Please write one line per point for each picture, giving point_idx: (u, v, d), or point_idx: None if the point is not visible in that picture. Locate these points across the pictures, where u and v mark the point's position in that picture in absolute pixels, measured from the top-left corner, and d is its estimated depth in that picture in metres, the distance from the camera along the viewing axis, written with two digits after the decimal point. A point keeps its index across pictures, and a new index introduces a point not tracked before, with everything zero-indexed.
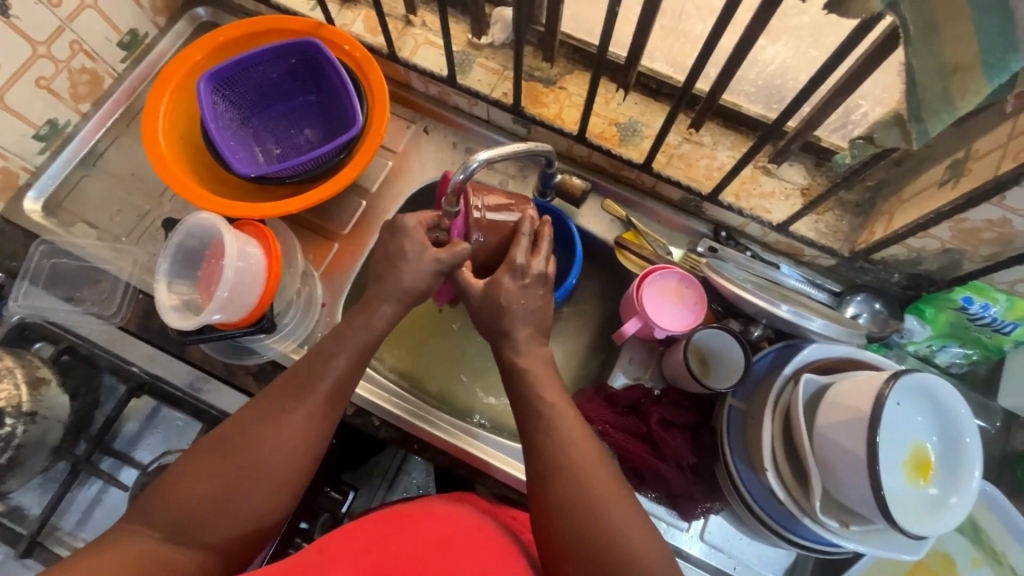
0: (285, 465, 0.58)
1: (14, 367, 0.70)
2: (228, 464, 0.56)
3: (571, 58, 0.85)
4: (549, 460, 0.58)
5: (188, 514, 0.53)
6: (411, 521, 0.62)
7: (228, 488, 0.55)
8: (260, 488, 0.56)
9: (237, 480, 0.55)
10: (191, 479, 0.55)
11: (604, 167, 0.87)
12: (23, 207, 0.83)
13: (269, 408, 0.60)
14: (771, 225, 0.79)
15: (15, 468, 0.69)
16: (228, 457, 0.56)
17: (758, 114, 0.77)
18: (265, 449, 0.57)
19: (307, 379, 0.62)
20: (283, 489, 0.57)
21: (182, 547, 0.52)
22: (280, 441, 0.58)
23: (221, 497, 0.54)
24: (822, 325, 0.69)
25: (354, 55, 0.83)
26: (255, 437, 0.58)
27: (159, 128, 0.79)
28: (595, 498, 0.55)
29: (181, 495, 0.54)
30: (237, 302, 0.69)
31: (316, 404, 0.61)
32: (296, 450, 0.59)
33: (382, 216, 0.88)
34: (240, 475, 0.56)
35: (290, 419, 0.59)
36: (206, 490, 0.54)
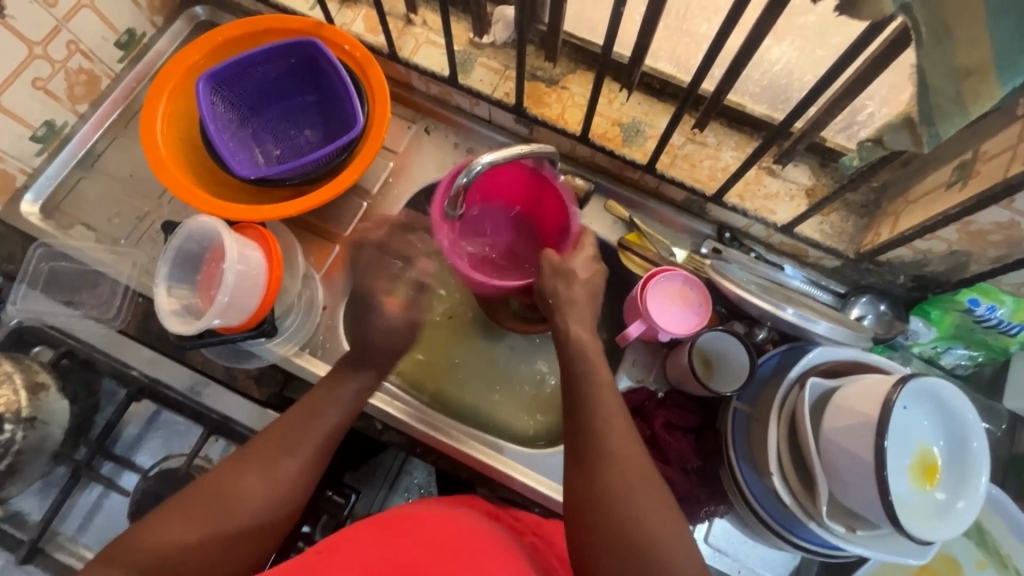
0: (267, 513, 0.58)
1: (12, 372, 0.69)
2: (219, 510, 0.55)
3: (574, 57, 0.84)
4: (590, 447, 0.58)
5: (168, 559, 0.51)
6: (415, 524, 0.61)
7: (214, 536, 0.54)
8: (246, 535, 0.56)
9: (225, 525, 0.55)
10: (174, 523, 0.53)
11: (606, 167, 0.86)
12: (20, 209, 0.82)
13: (257, 453, 0.60)
14: (776, 226, 0.78)
15: (14, 474, 0.68)
16: (219, 503, 0.55)
17: (762, 114, 0.76)
18: (253, 496, 0.57)
19: (303, 426, 0.63)
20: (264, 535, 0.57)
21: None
22: (269, 487, 0.58)
23: (207, 542, 0.53)
24: (827, 328, 0.68)
25: (355, 55, 0.82)
26: (243, 483, 0.57)
27: (157, 129, 0.78)
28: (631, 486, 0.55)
29: (166, 537, 0.52)
30: (238, 306, 0.68)
31: (306, 454, 0.62)
32: (286, 497, 0.59)
33: (383, 217, 0.87)
34: (227, 522, 0.55)
35: (286, 466, 0.60)
36: (190, 536, 0.53)
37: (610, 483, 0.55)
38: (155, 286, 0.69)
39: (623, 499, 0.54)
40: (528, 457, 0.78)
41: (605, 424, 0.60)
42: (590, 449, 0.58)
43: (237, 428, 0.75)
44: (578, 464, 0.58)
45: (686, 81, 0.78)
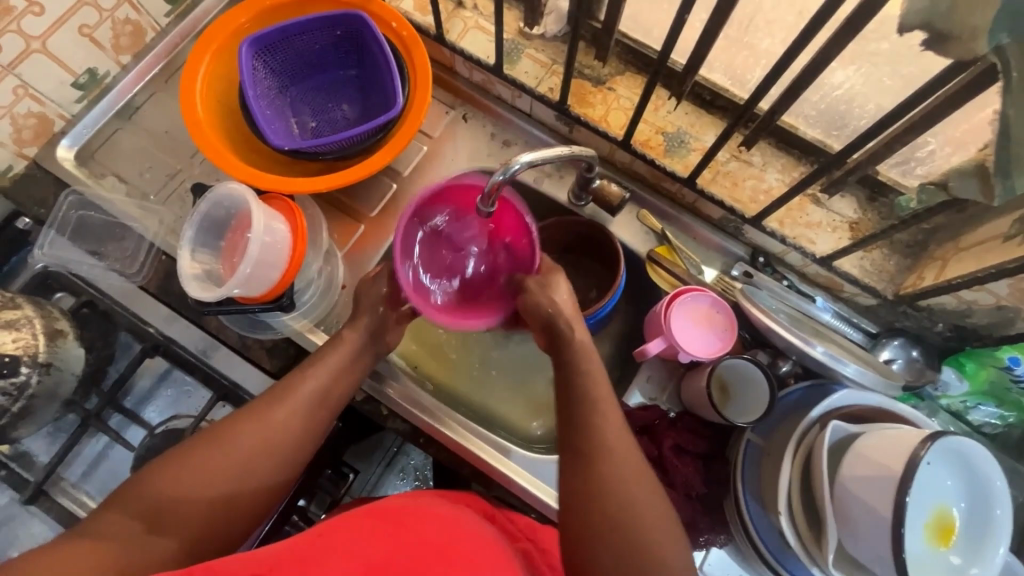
0: (262, 466, 0.58)
1: (33, 317, 0.69)
2: (212, 458, 0.56)
3: (624, 58, 0.81)
4: (587, 437, 0.58)
5: (168, 505, 0.53)
6: (414, 518, 0.60)
7: (209, 487, 0.55)
8: (240, 483, 0.56)
9: (217, 476, 0.55)
10: (172, 470, 0.54)
11: (643, 176, 0.84)
12: (56, 154, 0.82)
13: (253, 407, 0.61)
14: (814, 257, 0.76)
15: (25, 416, 0.69)
16: (214, 451, 0.56)
17: (817, 140, 0.74)
18: (249, 447, 0.58)
19: (295, 384, 0.63)
20: (262, 488, 0.58)
21: (159, 539, 0.51)
22: (264, 437, 0.59)
23: (202, 492, 0.54)
24: (856, 371, 0.65)
25: (401, 33, 0.80)
26: (238, 436, 0.58)
27: (197, 88, 0.77)
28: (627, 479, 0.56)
29: (165, 483, 0.53)
30: (259, 278, 0.67)
31: (300, 408, 0.62)
32: (281, 449, 0.59)
33: (412, 202, 0.86)
34: (217, 477, 0.55)
35: (279, 417, 0.60)
36: (185, 485, 0.54)
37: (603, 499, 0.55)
38: (178, 247, 0.69)
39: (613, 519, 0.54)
40: (528, 460, 0.77)
41: (604, 435, 0.58)
42: (589, 461, 0.57)
43: (247, 396, 0.76)
44: (572, 466, 0.58)
45: (741, 97, 0.76)
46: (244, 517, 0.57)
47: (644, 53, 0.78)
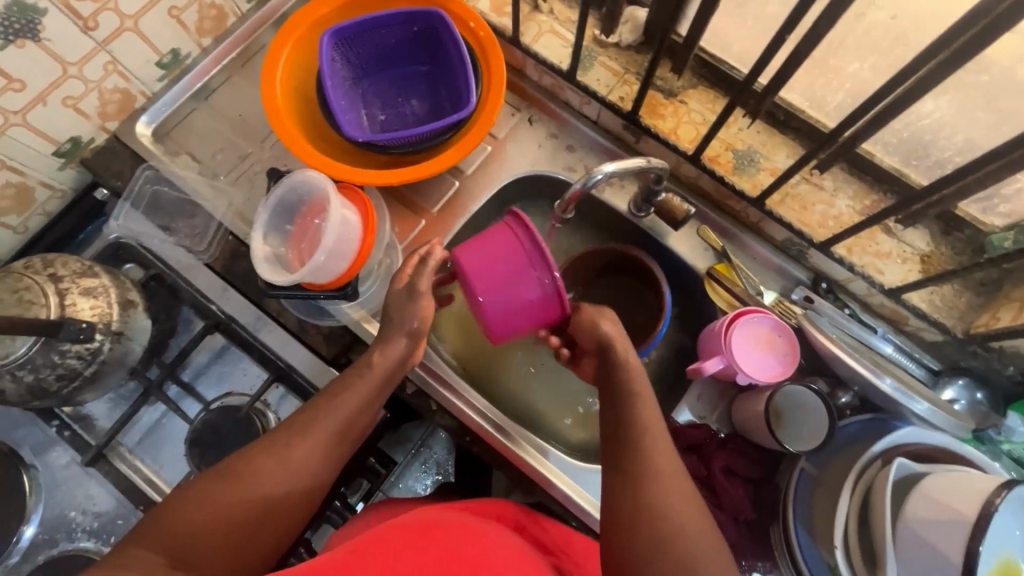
0: (282, 503, 0.56)
1: (109, 286, 0.71)
2: (235, 493, 0.54)
3: (699, 72, 0.80)
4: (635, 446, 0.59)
5: (190, 543, 0.51)
6: (447, 527, 0.60)
7: (230, 524, 0.53)
8: (261, 521, 0.54)
9: (239, 513, 0.53)
10: (192, 507, 0.52)
11: (708, 192, 0.83)
12: (135, 129, 0.84)
13: (275, 439, 0.58)
14: (881, 287, 0.74)
15: (94, 381, 0.71)
16: (236, 486, 0.54)
17: (893, 168, 0.73)
18: (271, 483, 0.56)
19: (316, 415, 0.61)
20: (279, 526, 0.56)
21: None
22: (286, 472, 0.57)
23: (223, 530, 0.52)
24: (927, 410, 0.63)
25: (478, 33, 0.81)
26: (261, 470, 0.56)
27: (277, 76, 0.79)
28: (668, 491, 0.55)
29: (186, 519, 0.51)
30: (328, 267, 0.69)
31: (321, 441, 0.59)
32: (301, 485, 0.57)
33: (472, 201, 0.87)
34: (240, 513, 0.53)
35: (300, 452, 0.58)
36: (207, 524, 0.52)
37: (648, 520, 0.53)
38: (252, 230, 0.71)
39: (666, 546, 0.52)
40: (573, 468, 0.78)
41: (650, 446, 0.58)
42: (632, 478, 0.57)
43: (300, 379, 0.78)
44: (616, 477, 0.58)
45: (830, 126, 0.74)
46: (262, 555, 0.55)
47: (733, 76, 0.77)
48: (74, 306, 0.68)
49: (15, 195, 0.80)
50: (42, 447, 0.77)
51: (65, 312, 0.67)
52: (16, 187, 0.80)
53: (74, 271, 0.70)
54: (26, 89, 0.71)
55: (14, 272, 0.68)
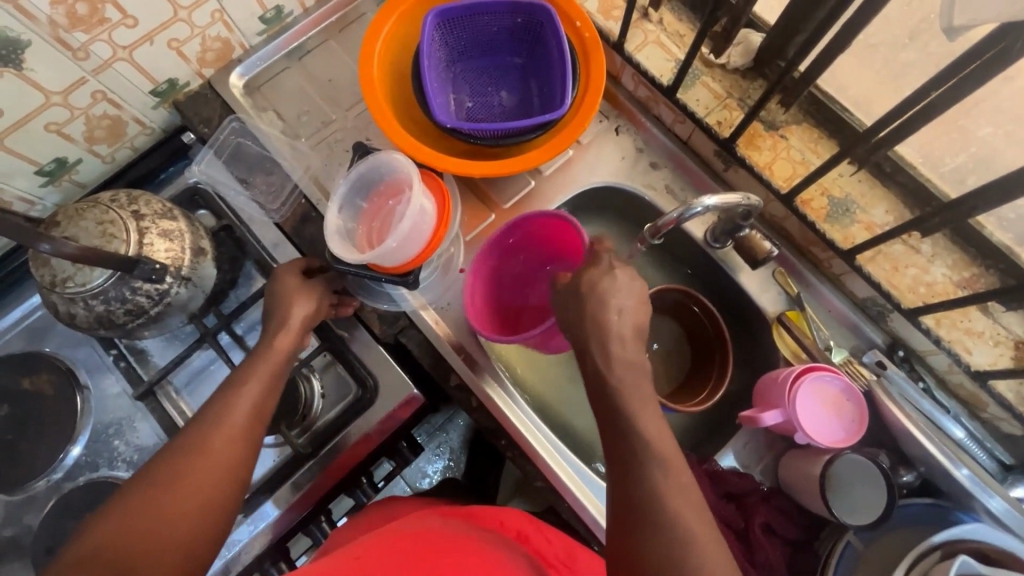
0: (215, 491, 0.56)
1: (185, 231, 0.73)
2: (160, 494, 0.53)
3: (806, 108, 0.77)
4: (640, 489, 0.53)
5: (127, 551, 0.50)
6: (449, 547, 0.59)
7: (165, 522, 0.52)
8: (192, 513, 0.54)
9: (169, 510, 0.53)
10: (119, 523, 0.51)
11: (792, 235, 0.79)
12: (228, 80, 0.86)
13: (190, 439, 0.58)
14: (967, 367, 0.70)
15: (157, 321, 0.73)
16: (158, 488, 0.54)
17: (1004, 244, 0.69)
18: (199, 475, 0.55)
19: (225, 407, 0.60)
20: (217, 509, 0.55)
21: None
22: (210, 463, 0.56)
23: (156, 529, 0.52)
24: (1001, 507, 0.60)
25: (583, 34, 0.78)
26: (183, 470, 0.55)
27: (377, 48, 0.78)
28: (684, 538, 0.50)
29: (116, 531, 0.51)
30: (399, 252, 0.69)
31: (239, 427, 0.60)
32: (226, 469, 0.57)
33: (546, 203, 0.85)
34: (171, 513, 0.53)
35: (217, 441, 0.58)
36: (137, 530, 0.51)
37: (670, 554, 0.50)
38: (329, 200, 0.71)
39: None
40: (607, 495, 0.75)
41: (656, 483, 0.52)
42: (643, 531, 0.51)
43: (349, 352, 0.77)
44: (625, 533, 0.52)
45: (952, 197, 0.69)
46: (211, 538, 0.55)
47: (854, 125, 0.74)
48: (150, 245, 0.69)
49: (109, 127, 0.82)
50: (97, 371, 0.80)
51: (142, 250, 0.68)
52: (111, 120, 0.81)
53: (155, 212, 0.71)
54: (138, 27, 0.71)
55: (101, 203, 0.69)
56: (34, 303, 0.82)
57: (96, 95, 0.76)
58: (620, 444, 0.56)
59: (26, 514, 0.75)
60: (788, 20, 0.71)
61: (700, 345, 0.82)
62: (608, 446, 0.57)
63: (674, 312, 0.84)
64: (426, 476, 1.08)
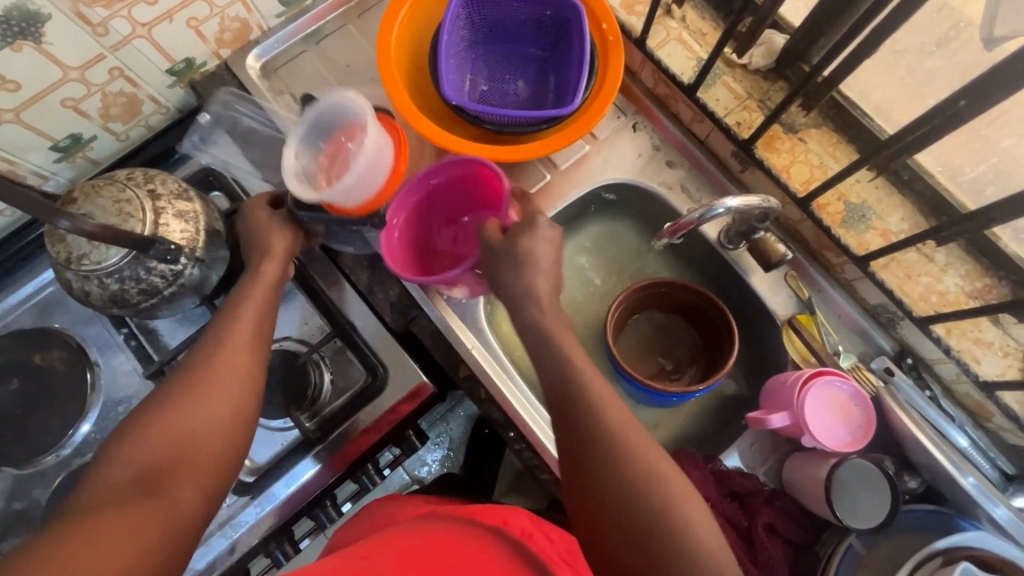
0: (233, 402, 0.58)
1: (200, 213, 0.72)
2: (179, 408, 0.55)
3: (826, 112, 0.77)
4: (588, 438, 0.54)
5: (159, 462, 0.52)
6: (446, 552, 0.59)
7: (191, 431, 0.55)
8: (214, 421, 0.56)
9: (190, 420, 0.55)
10: (141, 439, 0.53)
11: (806, 239, 0.79)
12: (245, 61, 0.85)
13: (198, 358, 0.60)
14: (976, 378, 0.70)
15: (171, 301, 0.73)
16: (177, 401, 0.56)
17: (1018, 255, 0.70)
18: (212, 387, 0.57)
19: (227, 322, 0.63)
20: (240, 420, 0.58)
21: (164, 491, 0.50)
22: (219, 377, 0.58)
23: (181, 436, 0.54)
24: (1006, 516, 0.61)
25: (607, 37, 0.77)
26: (198, 384, 0.57)
27: (399, 17, 0.77)
28: (639, 461, 0.52)
29: (140, 445, 0.52)
30: (359, 191, 0.70)
31: (243, 339, 0.62)
32: (239, 382, 0.59)
33: (560, 197, 0.85)
34: (192, 423, 0.55)
35: (223, 353, 0.60)
36: (162, 441, 0.53)
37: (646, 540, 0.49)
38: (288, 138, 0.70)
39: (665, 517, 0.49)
40: None
41: (604, 417, 0.54)
42: (605, 467, 0.52)
43: (359, 339, 0.78)
44: (581, 468, 0.53)
45: (969, 208, 0.70)
46: (234, 445, 0.57)
47: (877, 133, 0.73)
48: (165, 226, 0.69)
49: (125, 104, 0.82)
50: (109, 349, 0.80)
51: (157, 230, 0.68)
52: (127, 97, 0.81)
53: (171, 192, 0.71)
54: (158, 4, 0.71)
55: (117, 181, 0.69)
56: (45, 279, 0.82)
57: (113, 72, 0.75)
58: (573, 402, 0.55)
59: (35, 487, 0.76)
60: (814, 22, 0.70)
61: (716, 353, 0.81)
62: (554, 399, 0.57)
63: (683, 304, 0.84)
64: (425, 465, 1.08)
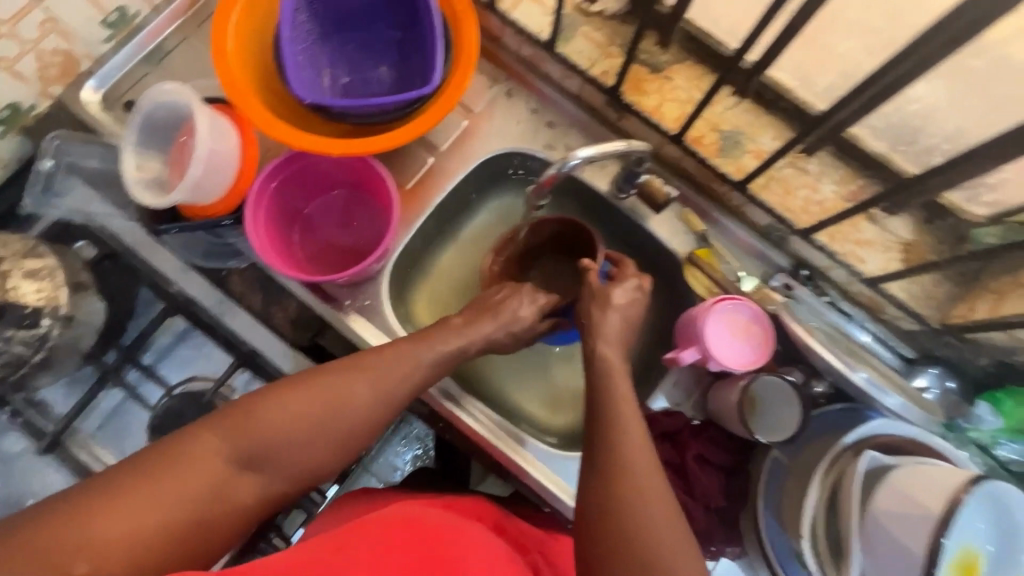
0: (354, 432, 0.56)
1: (55, 268, 0.66)
2: (310, 413, 0.54)
3: (686, 46, 0.77)
4: (605, 450, 0.54)
5: (262, 453, 0.52)
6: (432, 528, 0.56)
7: (295, 439, 0.53)
8: (327, 441, 0.55)
9: (307, 429, 0.54)
10: (270, 410, 0.53)
11: (691, 173, 0.79)
12: (81, 95, 0.78)
13: (340, 369, 0.58)
14: (861, 276, 0.74)
15: (46, 367, 0.68)
16: (312, 403, 0.55)
17: (880, 153, 0.71)
18: (333, 405, 0.55)
19: (387, 371, 0.59)
20: (338, 446, 0.55)
21: (252, 476, 0.52)
22: (339, 398, 0.56)
23: (295, 438, 0.53)
24: (898, 404, 0.63)
25: (456, 6, 0.75)
26: (343, 390, 0.56)
27: (232, 19, 0.72)
28: (623, 473, 0.53)
29: (260, 413, 0.52)
30: (210, 185, 0.69)
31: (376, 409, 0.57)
32: (364, 413, 0.57)
33: (448, 176, 0.83)
34: (302, 437, 0.54)
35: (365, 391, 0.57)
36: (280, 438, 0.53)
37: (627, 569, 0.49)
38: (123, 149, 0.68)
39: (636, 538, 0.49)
40: (547, 455, 0.75)
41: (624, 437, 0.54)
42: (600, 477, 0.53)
43: (266, 364, 0.74)
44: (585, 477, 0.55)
45: (818, 107, 0.71)
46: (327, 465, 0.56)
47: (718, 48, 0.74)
48: (16, 289, 0.64)
49: None
50: None
51: (7, 296, 0.64)
52: None
53: (16, 251, 0.65)
54: None
55: None
56: None
57: None
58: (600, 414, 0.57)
59: None
60: None
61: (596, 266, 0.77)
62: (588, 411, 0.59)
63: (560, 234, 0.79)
64: (398, 469, 1.04)
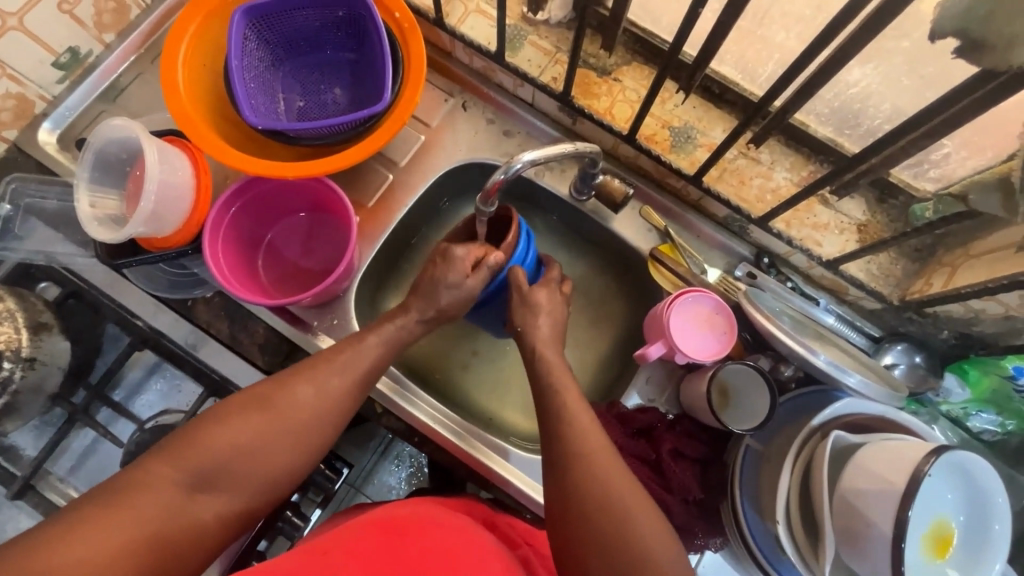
0: (302, 433, 0.57)
1: (15, 311, 0.67)
2: (255, 422, 0.55)
3: (631, 47, 0.78)
4: (566, 447, 0.56)
5: (216, 471, 0.52)
6: (413, 529, 0.55)
7: (249, 451, 0.54)
8: (279, 446, 0.56)
9: (257, 441, 0.55)
10: (223, 426, 0.54)
11: (648, 171, 0.81)
12: (38, 137, 0.79)
13: (277, 379, 0.59)
14: (820, 259, 0.74)
15: (12, 412, 0.68)
16: (256, 412, 0.56)
17: (827, 138, 0.72)
18: (277, 413, 0.56)
19: (353, 367, 0.62)
20: (296, 445, 0.57)
21: (209, 496, 0.52)
22: (282, 410, 0.57)
23: (250, 452, 0.54)
24: (859, 382, 0.63)
25: (403, 25, 0.76)
26: (279, 397, 0.57)
27: (182, 52, 0.73)
28: (593, 466, 0.54)
29: (204, 434, 0.53)
30: (166, 215, 0.68)
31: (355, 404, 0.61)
32: (310, 417, 0.58)
33: (410, 191, 0.83)
34: (251, 453, 0.54)
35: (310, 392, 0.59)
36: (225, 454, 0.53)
37: (624, 554, 0.49)
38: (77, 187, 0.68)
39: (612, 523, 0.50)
40: (523, 460, 0.75)
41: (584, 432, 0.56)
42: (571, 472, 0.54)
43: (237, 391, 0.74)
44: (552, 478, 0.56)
45: (756, 95, 0.73)
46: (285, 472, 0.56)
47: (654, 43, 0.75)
48: None
49: None
50: None
51: None
52: None
53: None
54: None
55: None
56: None
57: None
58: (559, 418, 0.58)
59: None
60: None
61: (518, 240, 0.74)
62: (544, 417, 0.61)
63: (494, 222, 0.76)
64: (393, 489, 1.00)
